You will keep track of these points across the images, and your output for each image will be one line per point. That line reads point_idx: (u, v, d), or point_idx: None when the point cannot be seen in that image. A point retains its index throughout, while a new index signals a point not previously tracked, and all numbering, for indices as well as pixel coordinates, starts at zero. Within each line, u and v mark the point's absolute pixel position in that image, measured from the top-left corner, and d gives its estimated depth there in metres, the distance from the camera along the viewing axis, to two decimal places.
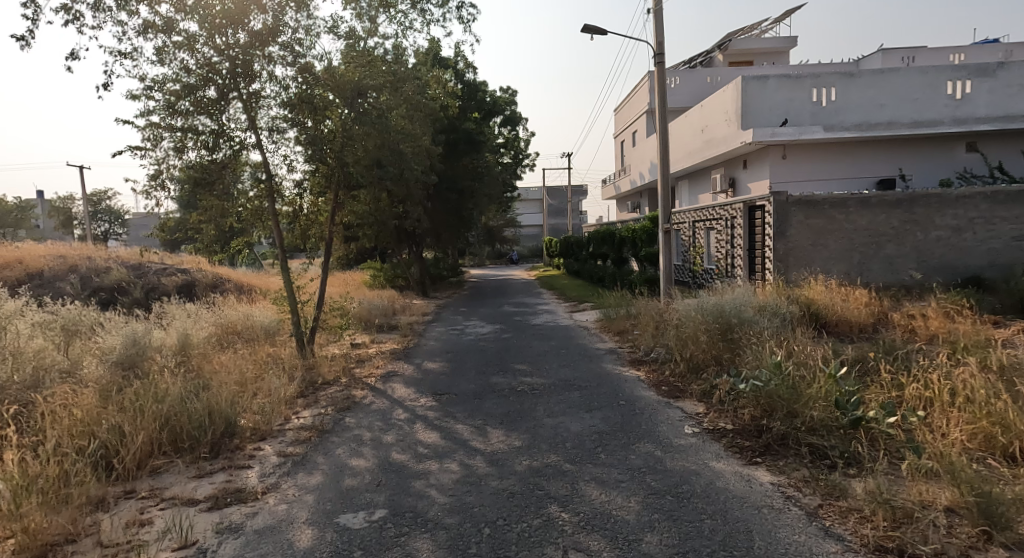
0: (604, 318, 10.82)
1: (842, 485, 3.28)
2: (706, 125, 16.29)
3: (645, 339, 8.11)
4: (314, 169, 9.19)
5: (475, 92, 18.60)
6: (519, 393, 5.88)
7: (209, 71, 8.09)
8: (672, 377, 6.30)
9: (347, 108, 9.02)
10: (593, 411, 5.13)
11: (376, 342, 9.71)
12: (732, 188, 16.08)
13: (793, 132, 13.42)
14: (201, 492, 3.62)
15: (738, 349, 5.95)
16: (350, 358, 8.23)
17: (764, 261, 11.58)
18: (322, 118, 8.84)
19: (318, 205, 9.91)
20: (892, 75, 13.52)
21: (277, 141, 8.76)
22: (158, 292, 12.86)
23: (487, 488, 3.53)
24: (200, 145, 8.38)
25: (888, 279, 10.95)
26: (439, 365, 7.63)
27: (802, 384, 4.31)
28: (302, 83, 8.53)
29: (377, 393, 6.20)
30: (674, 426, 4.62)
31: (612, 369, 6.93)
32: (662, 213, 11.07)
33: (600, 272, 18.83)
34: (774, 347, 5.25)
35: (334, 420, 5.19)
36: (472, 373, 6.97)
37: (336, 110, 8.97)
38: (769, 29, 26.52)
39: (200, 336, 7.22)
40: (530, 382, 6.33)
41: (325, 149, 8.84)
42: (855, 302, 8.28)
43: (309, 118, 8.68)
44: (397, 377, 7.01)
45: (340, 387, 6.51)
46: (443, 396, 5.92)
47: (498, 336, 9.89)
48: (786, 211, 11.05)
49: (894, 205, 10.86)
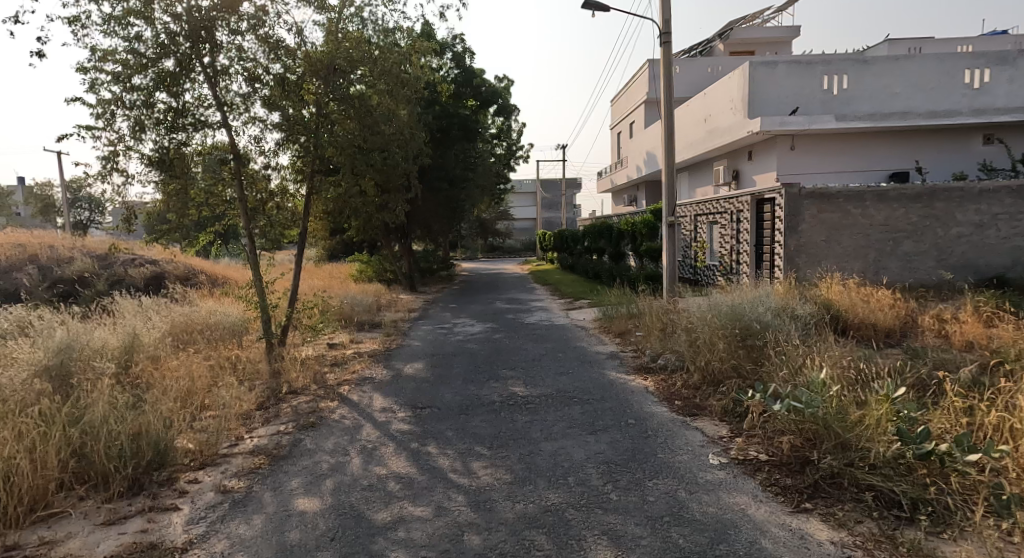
0: (603, 316, 10.10)
1: (928, 549, 2.55)
2: (709, 114, 15.54)
3: (651, 343, 7.40)
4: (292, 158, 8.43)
5: (471, 78, 17.78)
6: (512, 407, 5.13)
7: (169, 42, 7.27)
8: (684, 389, 5.57)
9: (326, 89, 8.39)
10: (598, 433, 4.38)
11: (355, 342, 8.90)
12: (735, 180, 15.36)
13: (803, 120, 12.63)
14: (105, 548, 2.82)
15: (764, 362, 5.23)
16: (323, 362, 7.42)
17: (773, 258, 10.88)
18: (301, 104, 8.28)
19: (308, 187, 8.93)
20: (907, 62, 12.86)
21: (249, 122, 7.96)
22: (124, 284, 11.96)
23: (469, 548, 2.76)
24: (162, 127, 7.53)
25: (905, 279, 10.27)
26: (421, 370, 6.87)
27: (852, 409, 3.59)
28: (278, 61, 7.93)
29: (349, 404, 5.42)
30: (696, 456, 3.87)
31: (615, 377, 6.19)
32: (667, 205, 10.32)
33: (596, 267, 18.06)
34: (811, 363, 4.52)
35: (294, 440, 4.40)
36: (459, 380, 6.21)
37: (313, 90, 8.31)
38: (773, 19, 25.75)
39: (153, 337, 6.39)
40: (524, 394, 5.58)
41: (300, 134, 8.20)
42: (877, 303, 7.59)
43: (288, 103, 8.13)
44: (374, 384, 6.23)
45: (307, 397, 5.73)
46: (423, 410, 5.15)
47: (488, 336, 9.13)
48: (797, 204, 10.34)
49: (913, 199, 10.14)
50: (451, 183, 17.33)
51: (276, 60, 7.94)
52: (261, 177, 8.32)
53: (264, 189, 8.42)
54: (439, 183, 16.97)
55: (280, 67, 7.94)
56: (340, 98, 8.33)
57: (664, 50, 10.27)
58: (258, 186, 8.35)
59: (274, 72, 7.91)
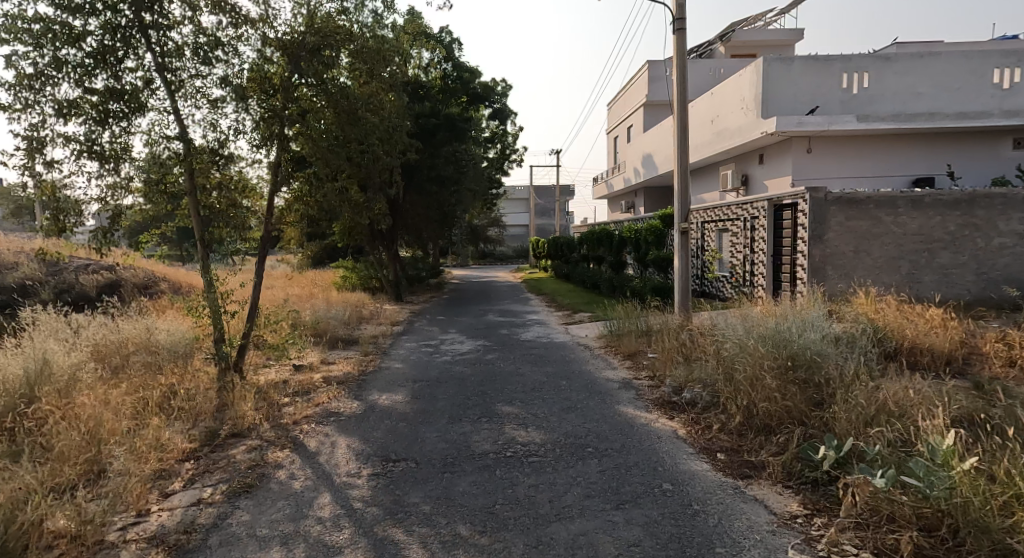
0: (608, 333, 9.03)
1: None
2: (717, 115, 14.59)
3: (672, 371, 6.33)
4: (279, 161, 7.39)
5: (461, 74, 16.77)
6: (510, 462, 4.02)
7: (106, 9, 6.11)
8: (724, 435, 4.48)
9: (313, 89, 7.28)
10: (627, 508, 3.27)
11: (327, 363, 7.74)
12: (745, 186, 14.36)
13: (822, 120, 11.67)
14: None
15: (830, 406, 4.16)
16: (285, 390, 6.26)
17: (795, 269, 9.84)
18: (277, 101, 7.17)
19: (297, 189, 7.74)
20: (933, 59, 11.94)
21: (204, 107, 6.82)
22: (74, 294, 10.70)
23: None
24: (99, 110, 6.27)
25: (942, 294, 9.26)
26: (401, 401, 5.76)
27: (1002, 496, 2.52)
28: (243, 41, 6.88)
29: (304, 453, 4.29)
30: (769, 552, 2.76)
31: (635, 417, 5.09)
32: (679, 208, 9.26)
33: (594, 276, 16.96)
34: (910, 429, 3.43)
35: (217, 517, 3.24)
36: (444, 419, 5.07)
37: (301, 89, 7.26)
38: (774, 21, 24.88)
39: (68, 361, 5.13)
40: (526, 441, 4.47)
41: (280, 131, 7.12)
42: (927, 323, 6.58)
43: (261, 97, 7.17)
44: (340, 421, 5.06)
45: (253, 442, 4.56)
46: (396, 465, 4.01)
47: (480, 357, 8.02)
48: (823, 210, 9.35)
49: (951, 205, 9.15)
50: (442, 185, 16.27)
51: (242, 40, 6.90)
52: (228, 169, 7.10)
53: (232, 180, 7.19)
54: (428, 184, 15.96)
55: (247, 48, 6.89)
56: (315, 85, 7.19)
57: (678, 37, 9.27)
58: (223, 176, 7.09)
59: (239, 54, 6.86)
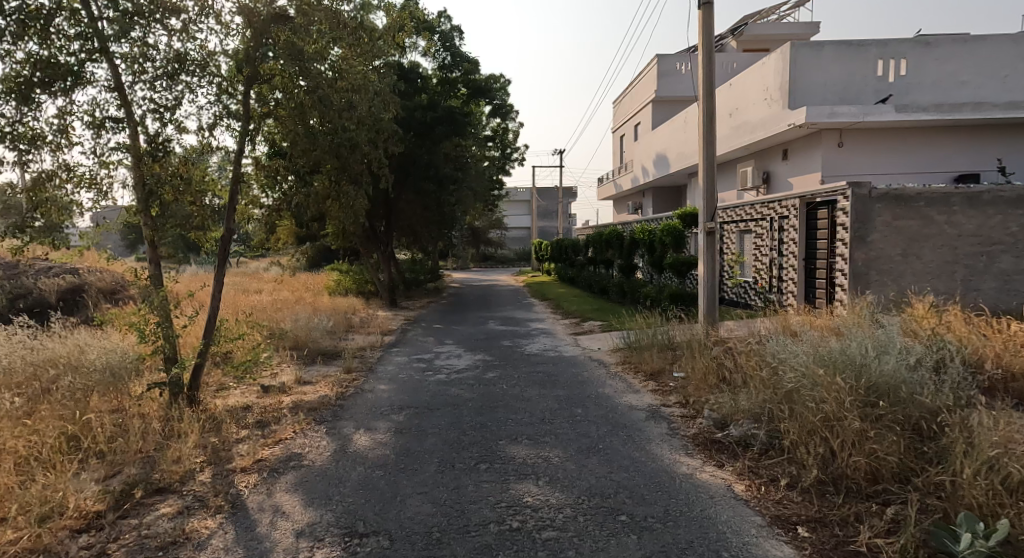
0: (624, 347, 7.96)
1: None
2: (736, 107, 13.49)
3: (710, 401, 5.23)
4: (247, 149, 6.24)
5: (460, 65, 15.69)
6: (518, 541, 2.95)
7: None
8: (798, 495, 3.40)
9: (303, 80, 6.11)
10: None
11: (303, 384, 6.68)
12: (766, 184, 13.28)
13: (857, 111, 10.57)
14: None
15: (948, 464, 3.12)
16: (244, 420, 5.19)
17: (835, 275, 8.75)
18: (257, 90, 6.11)
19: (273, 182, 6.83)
20: (977, 45, 11.05)
21: (157, 84, 5.58)
22: (29, 300, 9.66)
23: None
24: (17, 84, 5.01)
25: (1003, 304, 8.19)
26: (383, 438, 4.70)
27: None
28: (207, 10, 5.74)
29: (244, 519, 3.25)
30: None
31: (672, 465, 3.98)
32: (706, 207, 8.15)
33: (603, 281, 15.82)
34: None
35: None
36: (433, 466, 4.00)
37: (292, 84, 6.14)
38: (788, 15, 23.80)
39: None
40: (539, 503, 3.40)
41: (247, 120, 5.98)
42: (1014, 340, 5.52)
43: (234, 83, 6.00)
44: (301, 469, 4.01)
45: (180, 501, 3.49)
46: (363, 542, 2.96)
47: (478, 376, 6.94)
48: (867, 208, 8.26)
49: (1013, 203, 8.11)
50: (439, 184, 15.14)
51: (209, 9, 5.78)
52: (191, 160, 5.89)
53: (188, 168, 5.84)
54: (426, 183, 14.80)
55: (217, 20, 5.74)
56: (296, 68, 5.98)
57: (704, 13, 8.24)
58: (180, 164, 5.76)
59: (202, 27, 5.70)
